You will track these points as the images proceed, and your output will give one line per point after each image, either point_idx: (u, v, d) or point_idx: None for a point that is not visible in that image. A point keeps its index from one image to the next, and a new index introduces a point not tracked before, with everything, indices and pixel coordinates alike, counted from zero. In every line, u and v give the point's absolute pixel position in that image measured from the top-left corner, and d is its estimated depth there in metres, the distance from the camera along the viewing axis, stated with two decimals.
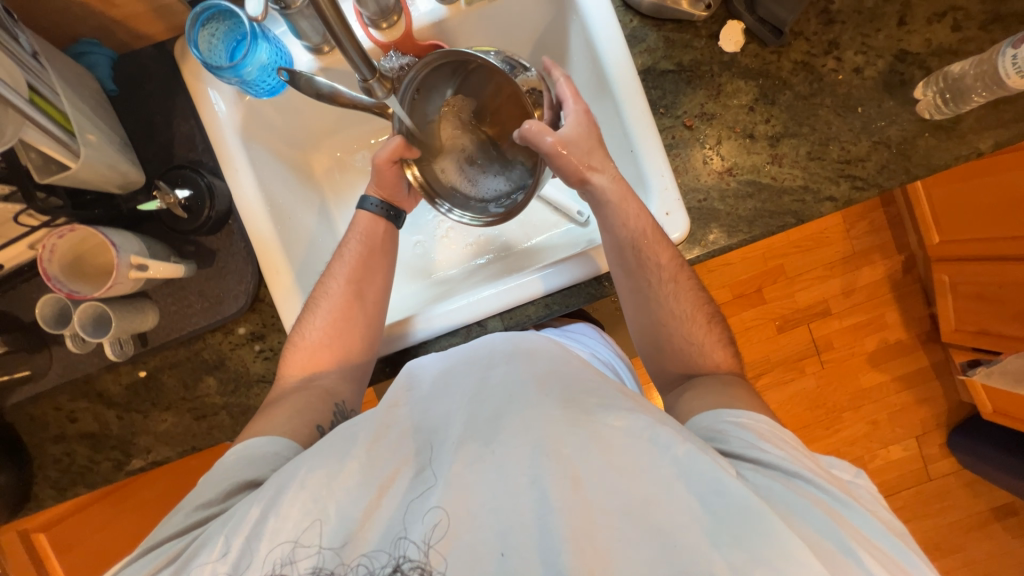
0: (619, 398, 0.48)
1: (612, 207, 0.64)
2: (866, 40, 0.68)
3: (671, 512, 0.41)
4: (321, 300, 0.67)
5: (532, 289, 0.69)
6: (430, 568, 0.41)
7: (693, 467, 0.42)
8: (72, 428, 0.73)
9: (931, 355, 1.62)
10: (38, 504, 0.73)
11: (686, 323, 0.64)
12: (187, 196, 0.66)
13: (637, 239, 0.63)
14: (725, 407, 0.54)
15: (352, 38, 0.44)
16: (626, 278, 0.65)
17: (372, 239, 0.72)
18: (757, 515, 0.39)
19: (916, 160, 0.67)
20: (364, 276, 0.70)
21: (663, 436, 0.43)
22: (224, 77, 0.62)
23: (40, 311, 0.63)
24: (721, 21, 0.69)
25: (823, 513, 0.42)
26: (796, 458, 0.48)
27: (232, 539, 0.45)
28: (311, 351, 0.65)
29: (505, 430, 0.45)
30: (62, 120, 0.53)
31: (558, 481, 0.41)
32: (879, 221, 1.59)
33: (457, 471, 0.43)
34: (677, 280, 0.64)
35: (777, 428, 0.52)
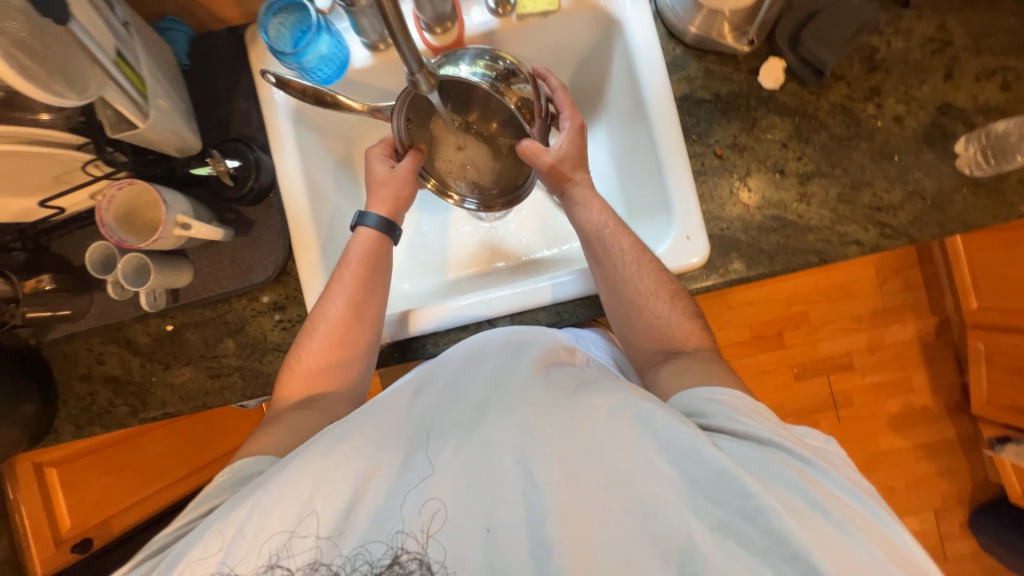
0: (602, 381, 0.51)
1: (589, 205, 0.68)
2: (910, 90, 0.68)
3: (651, 484, 0.43)
4: (319, 322, 0.67)
5: (543, 296, 0.70)
6: (426, 557, 0.44)
7: (670, 438, 0.45)
8: (99, 370, 0.77)
9: (958, 426, 1.54)
10: (56, 437, 0.77)
11: (661, 302, 0.63)
12: (236, 166, 0.71)
13: (602, 228, 0.66)
14: (700, 386, 0.54)
15: (408, 40, 0.45)
16: (594, 269, 0.67)
17: (368, 258, 0.69)
18: (733, 480, 0.42)
19: (952, 215, 0.66)
20: (361, 301, 0.67)
21: (643, 411, 0.46)
22: (285, 62, 0.67)
23: (89, 256, 0.68)
24: (763, 58, 0.70)
25: (799, 478, 0.43)
26: (774, 427, 0.48)
27: (217, 539, 0.46)
28: (306, 374, 0.65)
29: (493, 417, 0.48)
30: (139, 84, 0.59)
31: (543, 460, 0.45)
32: (914, 279, 1.53)
33: (446, 458, 0.47)
34: (639, 262, 0.64)
35: (751, 399, 0.52)
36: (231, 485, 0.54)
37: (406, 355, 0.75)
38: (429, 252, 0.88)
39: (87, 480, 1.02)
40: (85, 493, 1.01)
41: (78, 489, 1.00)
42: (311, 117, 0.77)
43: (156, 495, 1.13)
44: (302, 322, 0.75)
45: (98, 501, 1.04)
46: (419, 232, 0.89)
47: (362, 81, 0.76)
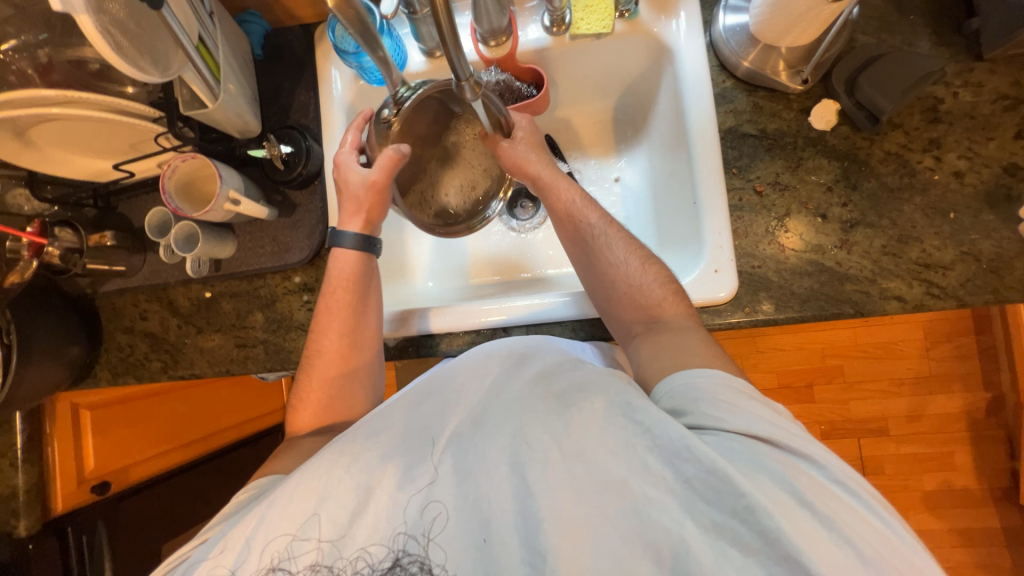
0: (595, 378, 0.50)
1: (562, 182, 0.70)
2: (974, 145, 0.64)
3: (642, 484, 0.43)
4: (314, 359, 0.70)
5: (556, 310, 0.71)
6: (428, 561, 0.45)
7: (661, 437, 0.44)
8: (141, 325, 0.83)
9: (1003, 516, 1.40)
10: (94, 381, 0.83)
11: (633, 271, 0.62)
12: (289, 152, 0.75)
13: (574, 207, 0.68)
14: (678, 370, 0.52)
15: (460, 52, 0.47)
16: (595, 293, 0.65)
17: (351, 280, 0.70)
18: (722, 479, 0.41)
19: (1009, 281, 0.62)
20: (353, 328, 0.69)
21: (634, 409, 0.46)
22: (347, 60, 0.71)
23: (148, 219, 0.74)
24: (816, 98, 0.69)
25: (785, 472, 0.42)
26: (762, 415, 0.46)
27: (226, 556, 0.48)
28: (311, 407, 0.68)
29: (493, 425, 0.50)
30: (213, 68, 0.64)
31: (539, 464, 0.46)
32: (967, 348, 1.42)
33: (446, 470, 0.48)
34: (609, 237, 0.65)
35: (731, 377, 0.50)
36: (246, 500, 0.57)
37: (421, 351, 0.76)
38: (455, 256, 0.89)
39: (112, 427, 1.07)
40: (109, 439, 1.06)
41: (104, 435, 1.04)
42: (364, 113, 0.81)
43: (169, 453, 1.20)
44: None
45: (119, 450, 1.08)
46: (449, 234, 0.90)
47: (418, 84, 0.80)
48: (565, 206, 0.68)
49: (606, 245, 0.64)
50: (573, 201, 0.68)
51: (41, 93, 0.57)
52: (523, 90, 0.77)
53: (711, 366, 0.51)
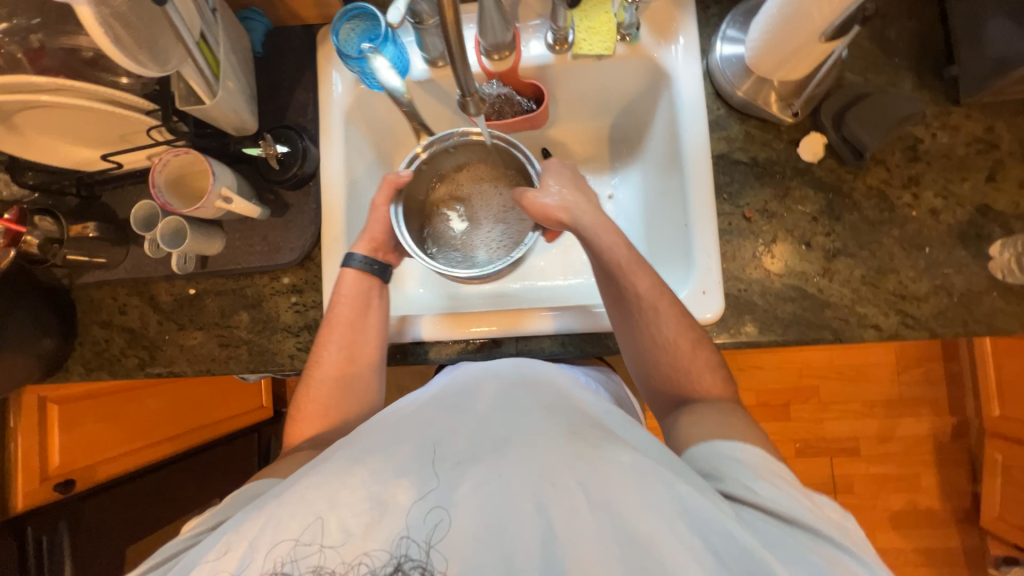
0: (623, 435, 0.51)
1: (606, 231, 0.67)
2: (949, 185, 0.67)
3: (673, 552, 0.43)
4: (314, 371, 0.70)
5: (546, 326, 0.72)
6: (429, 567, 0.45)
7: (693, 506, 0.45)
8: (119, 319, 0.81)
9: (963, 537, 1.46)
10: (66, 375, 0.80)
11: (680, 352, 0.63)
12: (284, 152, 0.74)
13: (624, 264, 0.65)
14: (720, 440, 0.54)
15: (466, 66, 0.49)
16: (632, 359, 0.66)
17: (359, 299, 0.72)
18: (758, 561, 0.42)
19: (977, 315, 0.65)
20: (353, 339, 0.70)
21: (666, 474, 0.46)
22: (349, 65, 0.70)
23: (134, 212, 0.72)
24: (805, 131, 0.71)
25: (828, 566, 0.43)
26: (806, 504, 0.47)
27: (228, 551, 0.48)
28: (309, 418, 0.69)
29: (514, 450, 0.49)
30: (213, 64, 0.63)
31: (563, 508, 0.46)
32: (935, 373, 1.48)
33: (466, 490, 0.48)
34: (659, 308, 0.64)
35: (776, 461, 0.51)
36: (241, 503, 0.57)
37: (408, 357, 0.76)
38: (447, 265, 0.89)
39: (83, 422, 1.04)
40: (78, 434, 1.03)
41: (73, 430, 1.02)
42: (362, 117, 0.81)
43: (143, 450, 1.16)
44: (316, 308, 0.77)
45: (88, 446, 1.05)
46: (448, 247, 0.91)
47: (418, 91, 0.80)
48: (611, 262, 0.66)
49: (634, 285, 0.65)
50: (615, 249, 0.66)
51: (31, 79, 0.55)
52: (522, 104, 0.78)
53: (756, 444, 0.53)
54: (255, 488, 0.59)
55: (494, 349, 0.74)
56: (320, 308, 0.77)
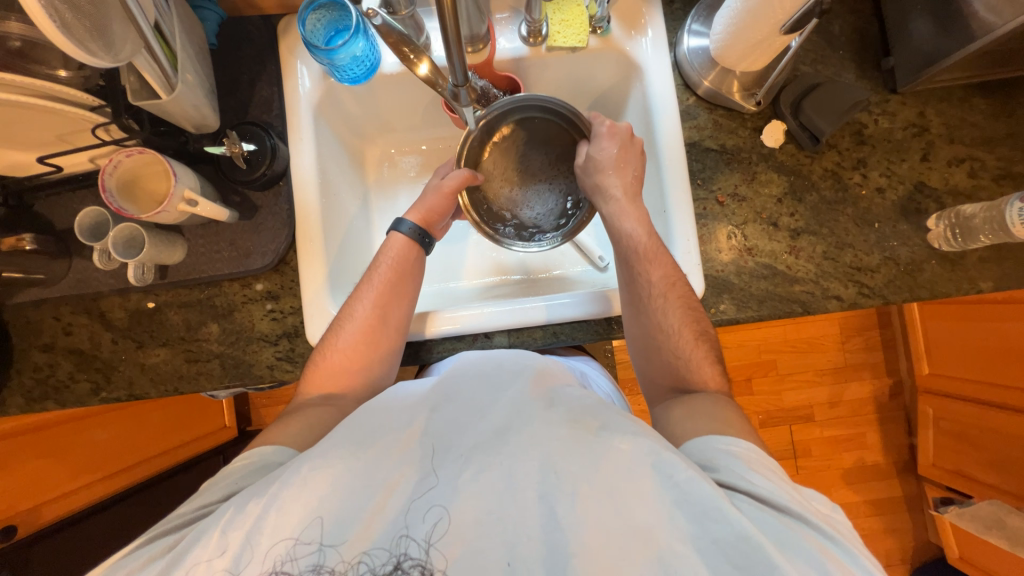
0: (624, 422, 0.51)
1: (627, 216, 0.69)
2: (891, 165, 0.75)
3: (672, 538, 0.43)
4: (345, 322, 0.67)
5: (539, 316, 0.72)
6: (429, 566, 0.44)
7: (692, 494, 0.44)
8: (64, 340, 0.73)
9: (904, 485, 1.63)
10: (2, 409, 0.71)
11: (682, 341, 0.66)
12: (251, 150, 0.70)
13: (642, 251, 0.68)
14: (714, 435, 0.54)
15: (461, 53, 0.48)
16: (637, 343, 0.69)
17: (402, 261, 0.71)
18: (754, 545, 0.41)
19: (921, 282, 0.72)
20: (390, 301, 0.68)
21: (667, 461, 0.46)
22: (317, 57, 0.66)
23: (79, 220, 0.65)
24: (766, 119, 0.76)
25: (820, 556, 0.43)
26: (795, 494, 0.48)
27: (227, 536, 0.45)
28: (332, 371, 0.65)
29: (515, 442, 0.49)
30: (170, 57, 0.58)
31: (566, 499, 0.46)
32: (874, 340, 1.63)
33: (466, 479, 0.48)
34: (667, 297, 0.66)
35: (764, 455, 0.52)
36: (249, 473, 0.53)
37: None
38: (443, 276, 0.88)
39: (21, 462, 0.93)
40: (16, 476, 0.92)
41: (10, 471, 0.91)
42: (332, 112, 0.78)
43: (97, 484, 1.06)
44: (294, 314, 0.73)
45: (30, 487, 0.94)
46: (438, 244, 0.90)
47: (392, 84, 0.78)
48: (629, 247, 0.69)
49: (616, 219, 0.70)
50: (635, 234, 0.68)
51: None
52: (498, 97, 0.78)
53: (746, 439, 0.54)
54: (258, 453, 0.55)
55: (487, 343, 0.74)
56: (299, 314, 0.73)
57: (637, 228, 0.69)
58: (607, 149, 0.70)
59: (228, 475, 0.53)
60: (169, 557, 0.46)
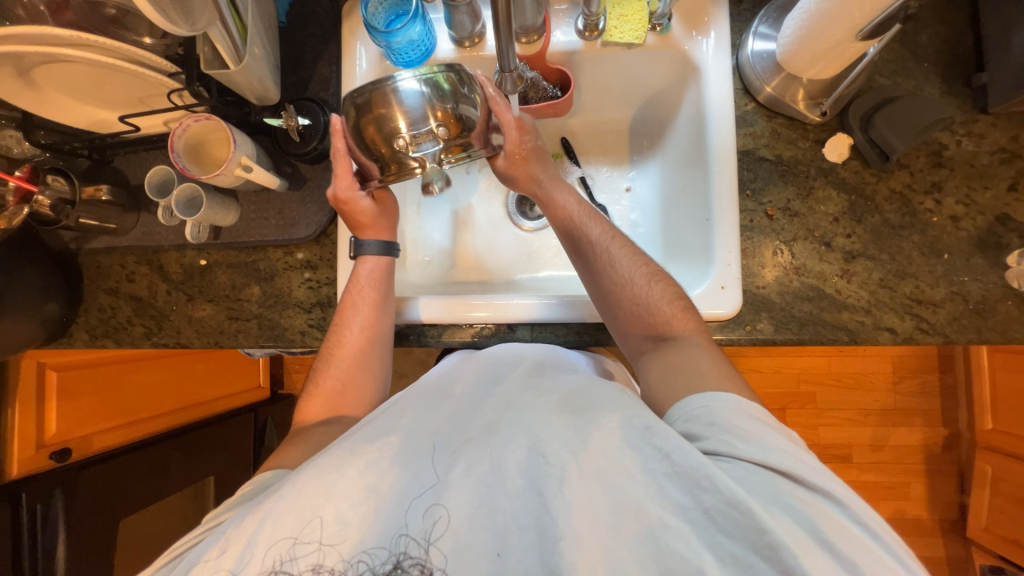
0: (613, 404, 0.52)
1: (560, 188, 0.71)
2: (971, 193, 0.68)
3: (663, 510, 0.43)
4: (335, 350, 0.70)
5: (535, 312, 0.71)
6: (429, 565, 0.45)
7: (681, 463, 0.45)
8: (126, 286, 0.79)
9: (949, 546, 1.49)
10: (69, 342, 0.79)
11: (639, 287, 0.65)
12: (306, 124, 0.73)
13: (576, 218, 0.70)
14: (689, 397, 0.55)
15: (509, 40, 0.48)
16: (601, 305, 0.67)
17: (375, 283, 0.71)
18: (744, 510, 0.42)
19: (992, 323, 0.66)
20: (375, 324, 0.70)
21: (651, 427, 0.48)
22: (375, 39, 0.69)
23: (148, 177, 0.71)
24: (831, 131, 0.71)
25: (805, 509, 0.43)
26: (777, 444, 0.48)
27: (228, 553, 0.47)
28: (329, 396, 0.70)
29: (505, 433, 0.51)
30: (241, 29, 0.62)
31: (554, 479, 0.46)
32: (931, 385, 1.49)
33: (458, 473, 0.49)
34: (612, 250, 0.67)
35: (744, 403, 0.52)
36: (252, 495, 0.57)
37: (423, 338, 0.76)
38: (439, 243, 0.88)
39: (80, 393, 1.03)
40: (74, 404, 1.02)
41: (70, 400, 1.01)
42: None
43: (144, 422, 1.16)
44: (329, 285, 0.76)
45: (85, 416, 1.04)
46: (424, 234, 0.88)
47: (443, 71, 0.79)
48: (565, 217, 0.70)
49: (549, 193, 0.71)
50: (568, 205, 0.71)
51: (56, 32, 0.54)
52: (548, 90, 0.78)
53: (722, 390, 0.54)
54: (264, 478, 0.59)
55: (510, 335, 0.74)
56: (333, 286, 0.76)
57: (573, 200, 0.71)
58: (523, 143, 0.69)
59: (242, 493, 0.57)
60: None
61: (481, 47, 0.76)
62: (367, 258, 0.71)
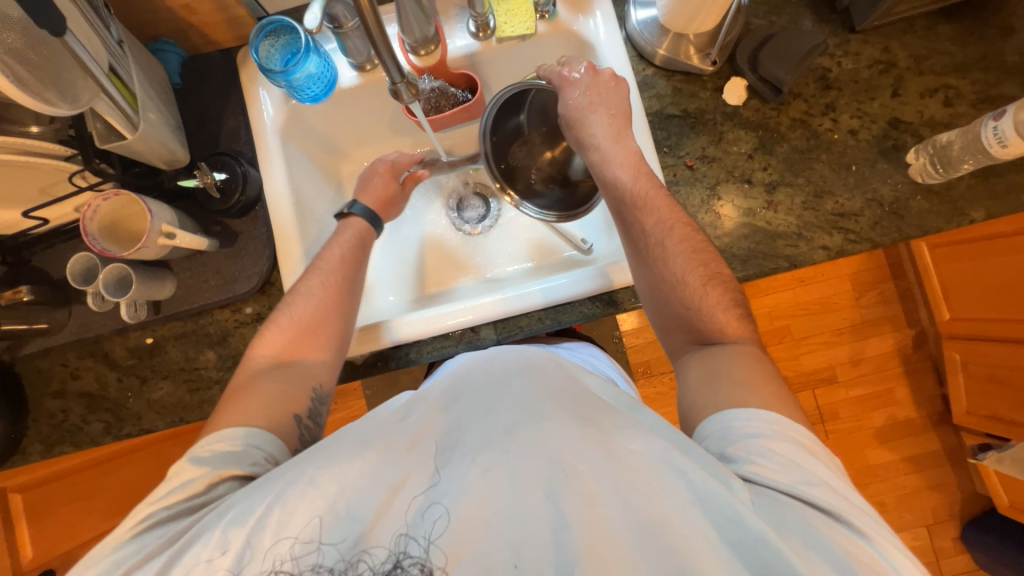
0: (634, 422, 0.51)
1: (618, 166, 0.69)
2: (862, 106, 0.73)
3: (687, 535, 0.43)
4: (302, 292, 0.67)
5: (537, 299, 0.72)
6: (429, 564, 0.44)
7: (704, 491, 0.45)
8: (73, 385, 0.76)
9: (943, 438, 1.56)
10: (23, 457, 0.75)
11: (692, 290, 0.63)
12: (223, 179, 0.72)
13: (632, 199, 0.67)
14: (733, 409, 0.53)
15: (391, 52, 0.49)
16: (654, 301, 0.66)
17: (356, 240, 0.74)
18: (771, 548, 0.42)
19: (908, 220, 0.70)
20: (352, 274, 0.70)
21: (680, 461, 0.46)
22: (274, 80, 0.69)
23: (70, 267, 0.68)
24: (726, 77, 0.75)
25: (842, 550, 0.43)
26: (821, 477, 0.48)
27: (234, 533, 0.46)
28: (287, 336, 0.64)
29: (524, 440, 0.48)
30: (130, 98, 0.60)
31: (574, 496, 0.45)
32: (889, 293, 1.58)
33: (473, 475, 0.47)
34: (665, 244, 0.65)
35: (791, 427, 0.51)
36: (242, 458, 0.53)
37: (391, 363, 0.75)
38: (419, 261, 0.90)
39: (52, 509, 0.99)
40: (50, 521, 0.98)
41: (43, 519, 0.97)
42: (300, 133, 0.80)
43: None
44: None
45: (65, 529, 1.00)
46: (395, 259, 0.89)
47: (352, 98, 0.80)
48: (618, 199, 0.68)
49: (603, 168, 0.70)
50: (621, 181, 0.68)
51: None
52: (457, 95, 0.80)
53: (771, 410, 0.52)
54: (232, 434, 0.55)
55: (475, 339, 0.75)
56: None
57: (628, 175, 0.68)
58: (587, 102, 0.70)
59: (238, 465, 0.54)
60: (169, 555, 0.46)
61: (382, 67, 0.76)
62: (354, 216, 0.75)
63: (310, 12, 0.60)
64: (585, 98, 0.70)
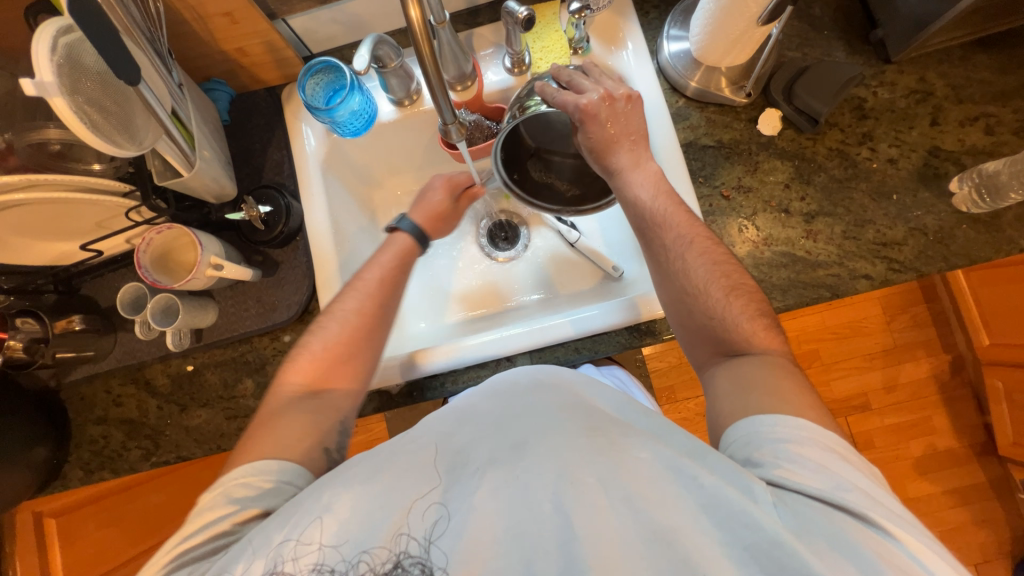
0: (644, 431, 0.49)
1: (642, 184, 0.65)
2: (899, 135, 0.72)
3: (700, 544, 0.41)
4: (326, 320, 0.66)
5: (565, 330, 0.72)
6: (429, 565, 0.44)
7: (716, 499, 0.43)
8: (115, 411, 0.77)
9: (987, 470, 1.48)
10: (64, 484, 0.76)
11: (717, 303, 0.60)
12: (267, 212, 0.74)
13: (654, 215, 0.64)
14: (760, 415, 0.51)
15: (444, 93, 0.51)
16: (675, 311, 0.63)
17: (401, 259, 0.71)
18: (790, 552, 0.41)
19: (954, 248, 0.69)
20: (389, 294, 0.68)
21: (689, 468, 0.45)
22: (318, 117, 0.72)
23: (121, 296, 0.70)
24: (760, 108, 0.76)
25: (875, 557, 0.41)
26: (854, 482, 0.45)
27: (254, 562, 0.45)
28: (312, 360, 0.63)
29: (534, 454, 0.45)
30: (187, 136, 0.64)
31: (583, 507, 0.43)
32: (922, 316, 1.53)
33: (482, 496, 0.45)
34: (687, 255, 0.62)
35: (819, 432, 0.49)
36: (266, 494, 0.53)
37: (425, 393, 0.75)
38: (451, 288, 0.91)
39: None
40: None
41: None
42: (339, 165, 0.83)
43: None
44: None
45: None
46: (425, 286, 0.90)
47: (389, 132, 0.82)
48: (640, 213, 0.65)
49: (626, 185, 0.65)
50: (642, 199, 0.64)
51: None
52: (490, 128, 0.79)
53: (799, 416, 0.50)
54: (259, 470, 0.54)
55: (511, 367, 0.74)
56: None
57: (648, 193, 0.64)
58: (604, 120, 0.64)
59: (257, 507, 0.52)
60: None
61: (420, 102, 0.79)
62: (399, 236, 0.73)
63: (358, 54, 0.64)
64: (603, 116, 0.64)
